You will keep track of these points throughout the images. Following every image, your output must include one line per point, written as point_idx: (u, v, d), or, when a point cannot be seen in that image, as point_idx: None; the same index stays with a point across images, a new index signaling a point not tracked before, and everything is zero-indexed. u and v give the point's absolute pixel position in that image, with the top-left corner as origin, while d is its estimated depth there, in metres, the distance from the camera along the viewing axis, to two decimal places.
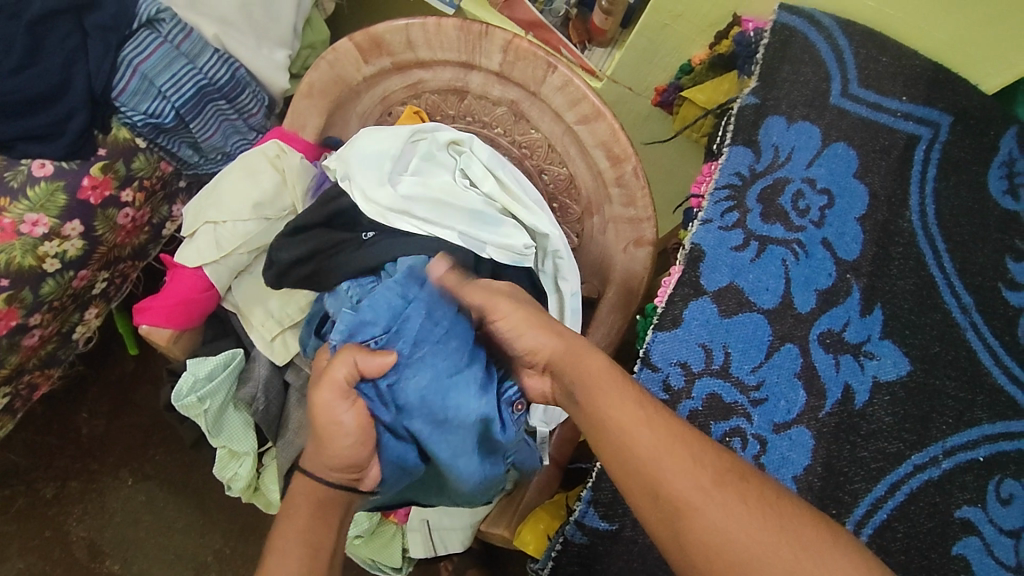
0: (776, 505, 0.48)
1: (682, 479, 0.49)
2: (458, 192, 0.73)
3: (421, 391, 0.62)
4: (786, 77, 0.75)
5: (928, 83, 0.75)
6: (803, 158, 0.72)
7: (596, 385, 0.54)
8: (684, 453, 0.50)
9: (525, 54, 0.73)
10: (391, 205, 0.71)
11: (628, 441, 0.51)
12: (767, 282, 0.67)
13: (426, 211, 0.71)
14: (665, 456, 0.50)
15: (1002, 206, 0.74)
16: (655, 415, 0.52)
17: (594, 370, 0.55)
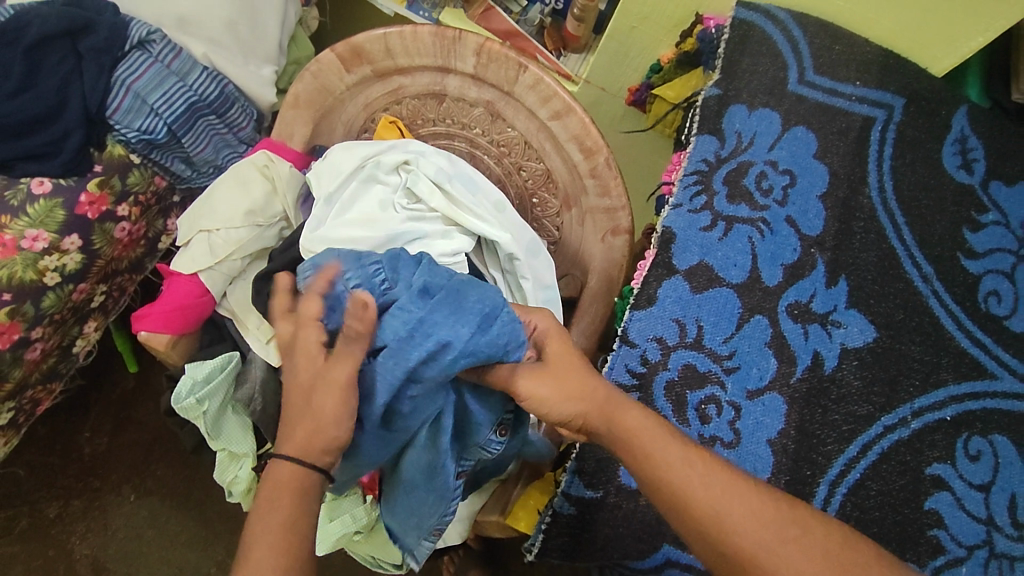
0: (838, 548, 0.52)
1: (748, 529, 0.52)
2: (382, 216, 0.76)
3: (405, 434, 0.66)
4: (746, 69, 0.80)
5: (879, 68, 0.79)
6: (764, 143, 0.76)
7: (644, 444, 0.56)
8: (746, 505, 0.53)
9: (497, 56, 0.78)
10: (312, 236, 0.74)
11: (690, 499, 0.54)
12: (735, 258, 0.70)
13: (346, 235, 0.75)
14: (729, 507, 0.53)
15: (957, 179, 0.78)
16: (709, 469, 0.55)
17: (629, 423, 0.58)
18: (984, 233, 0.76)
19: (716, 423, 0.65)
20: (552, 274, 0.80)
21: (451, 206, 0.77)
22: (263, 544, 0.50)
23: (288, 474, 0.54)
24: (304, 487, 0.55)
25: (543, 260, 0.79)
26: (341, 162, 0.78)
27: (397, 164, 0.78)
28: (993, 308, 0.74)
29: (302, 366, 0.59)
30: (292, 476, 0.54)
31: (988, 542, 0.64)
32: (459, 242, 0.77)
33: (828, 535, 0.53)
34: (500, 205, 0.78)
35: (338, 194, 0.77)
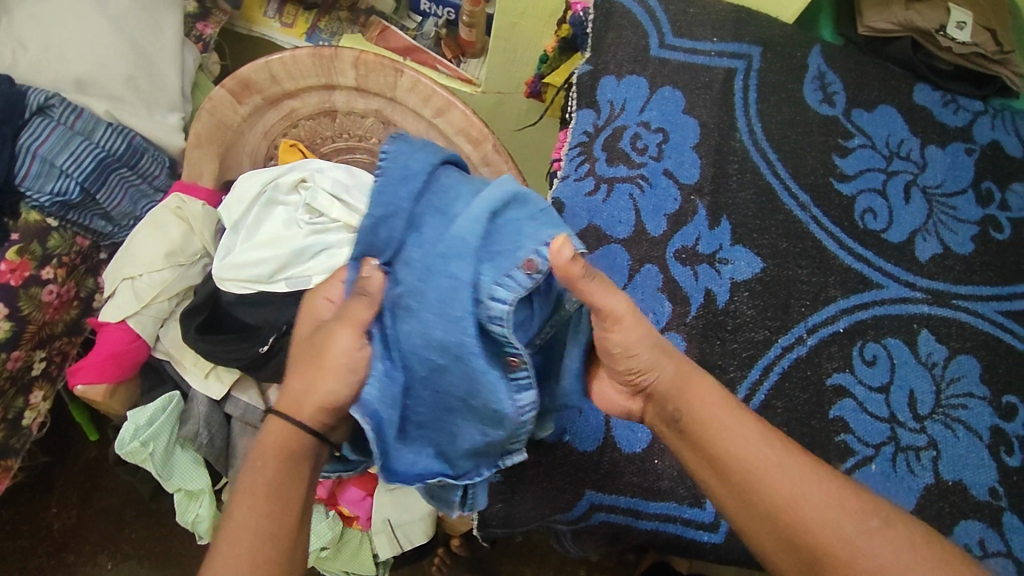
0: (918, 542, 0.48)
1: (825, 513, 0.49)
2: (286, 235, 0.79)
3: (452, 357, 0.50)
4: (612, 42, 0.85)
5: (732, 24, 0.86)
6: (635, 107, 0.80)
7: (719, 420, 0.52)
8: (828, 493, 0.49)
9: (373, 66, 0.82)
10: (224, 267, 0.78)
11: (761, 483, 0.50)
12: (620, 215, 0.74)
13: (254, 259, 0.77)
14: (804, 489, 0.50)
15: (820, 112, 0.85)
16: (785, 452, 0.51)
17: (704, 395, 0.53)
18: (852, 157, 0.83)
19: None
20: None
21: (353, 214, 0.79)
22: (246, 508, 0.52)
23: (280, 439, 0.55)
24: (291, 451, 0.55)
25: None
26: (241, 190, 0.81)
27: (295, 183, 0.81)
28: (870, 224, 0.79)
29: (309, 321, 0.59)
30: (285, 439, 0.55)
31: (893, 438, 0.69)
32: None
33: (912, 531, 0.49)
34: None
35: (243, 221, 0.80)
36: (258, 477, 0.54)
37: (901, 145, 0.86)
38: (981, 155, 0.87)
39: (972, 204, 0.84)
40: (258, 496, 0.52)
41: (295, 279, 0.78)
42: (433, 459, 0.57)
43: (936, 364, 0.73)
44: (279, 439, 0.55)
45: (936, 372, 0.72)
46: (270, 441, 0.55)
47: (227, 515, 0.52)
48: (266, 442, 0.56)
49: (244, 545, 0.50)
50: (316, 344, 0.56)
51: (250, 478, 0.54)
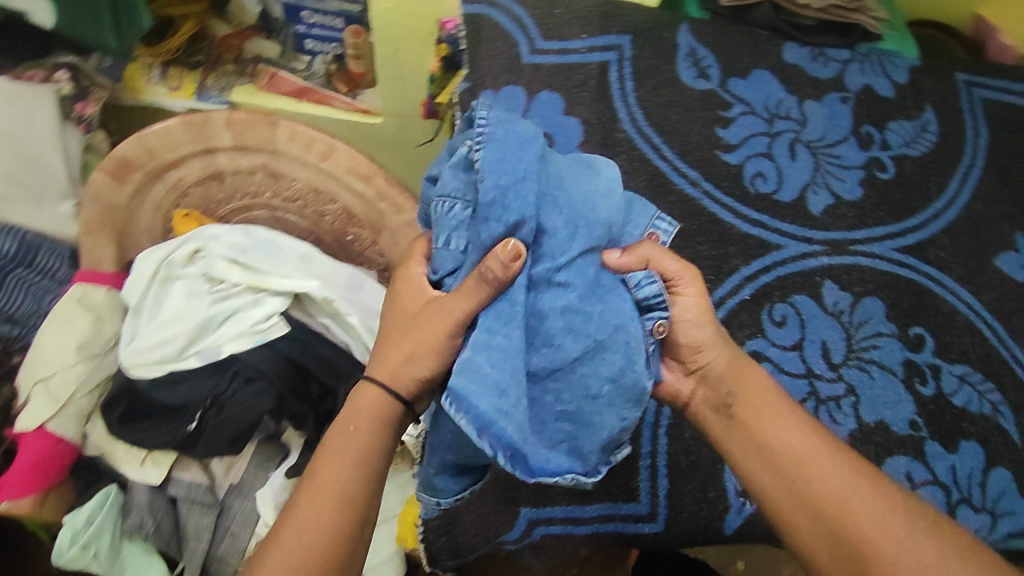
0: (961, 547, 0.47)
1: (873, 514, 0.48)
2: (189, 308, 0.76)
3: (597, 330, 0.49)
4: (486, 55, 0.84)
5: (598, 18, 0.88)
6: (516, 116, 0.81)
7: (767, 413, 0.53)
8: (876, 493, 0.49)
9: (247, 123, 0.80)
10: (129, 356, 0.74)
11: (808, 479, 0.50)
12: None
13: (161, 340, 0.75)
14: (853, 491, 0.49)
15: (697, 88, 0.87)
16: (837, 450, 0.51)
17: (749, 384, 0.54)
18: (734, 126, 0.85)
19: None
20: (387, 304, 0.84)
21: (254, 274, 0.78)
22: (330, 468, 0.53)
23: (372, 401, 0.55)
24: (381, 418, 0.55)
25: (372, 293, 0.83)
26: (137, 272, 0.78)
27: (190, 254, 0.79)
28: (762, 187, 0.82)
29: (411, 299, 0.56)
30: (378, 404, 0.55)
31: (813, 392, 0.71)
32: (273, 302, 0.77)
33: (959, 539, 0.48)
34: (304, 255, 0.80)
35: (144, 303, 0.78)
36: (352, 440, 0.54)
37: (779, 106, 0.88)
38: (856, 102, 0.91)
39: (855, 150, 0.87)
40: (348, 461, 0.53)
41: (207, 352, 0.76)
42: (565, 459, 0.52)
43: (844, 311, 0.75)
44: (373, 402, 0.55)
45: (845, 319, 0.75)
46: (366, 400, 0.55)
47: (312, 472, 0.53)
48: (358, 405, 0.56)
49: (327, 506, 0.52)
50: (412, 320, 0.55)
51: (339, 437, 0.54)
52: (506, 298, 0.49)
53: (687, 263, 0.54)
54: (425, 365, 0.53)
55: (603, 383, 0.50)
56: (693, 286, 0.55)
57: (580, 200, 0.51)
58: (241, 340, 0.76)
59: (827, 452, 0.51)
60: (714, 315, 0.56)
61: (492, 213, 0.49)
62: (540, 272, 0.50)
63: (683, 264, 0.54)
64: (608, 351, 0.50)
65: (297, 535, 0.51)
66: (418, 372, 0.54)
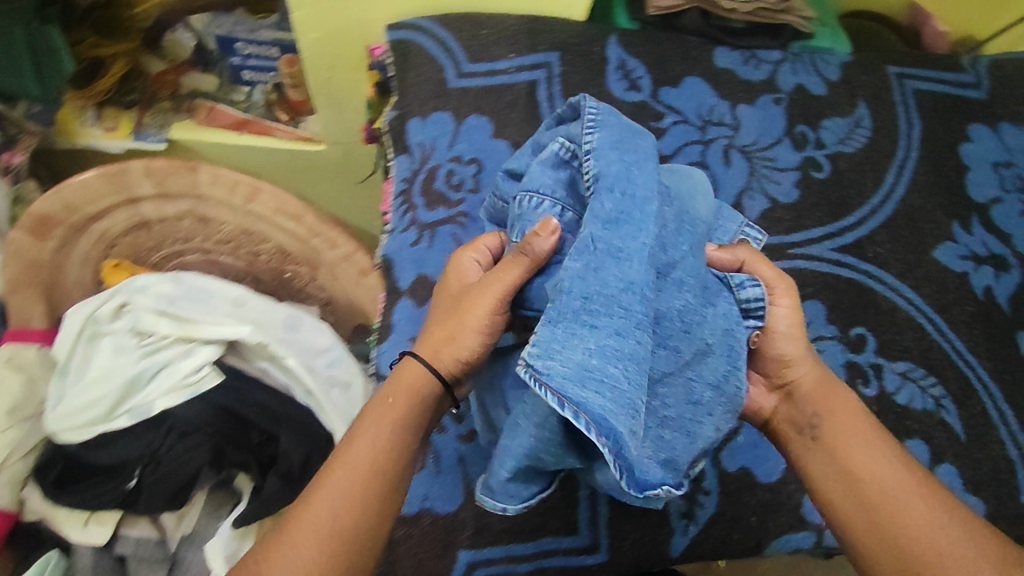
0: None
1: (956, 552, 0.51)
2: (116, 365, 0.75)
3: (703, 330, 0.53)
4: (413, 83, 0.84)
5: (526, 36, 0.86)
6: (444, 143, 0.80)
7: (856, 438, 0.57)
8: (963, 533, 0.51)
9: (167, 171, 0.78)
10: (54, 421, 0.73)
11: (891, 507, 0.53)
12: (445, 261, 0.73)
13: (87, 401, 0.73)
14: (939, 528, 0.52)
15: (629, 100, 0.87)
16: (926, 483, 0.54)
17: (836, 407, 0.60)
18: (668, 137, 0.86)
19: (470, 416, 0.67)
20: (331, 340, 0.83)
21: (183, 324, 0.78)
22: (368, 433, 0.54)
23: (413, 377, 0.57)
24: (421, 392, 0.57)
25: (311, 331, 0.82)
26: (62, 331, 0.77)
27: (116, 309, 0.78)
28: None
29: (456, 278, 0.62)
30: (417, 381, 0.57)
31: None
32: (204, 351, 0.77)
33: None
34: (237, 299, 0.81)
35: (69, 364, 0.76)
36: (386, 410, 0.56)
37: (712, 112, 0.88)
38: (789, 102, 0.90)
39: (790, 151, 0.87)
40: (383, 431, 0.54)
41: (136, 408, 0.75)
42: (660, 468, 0.51)
43: None
44: (413, 379, 0.57)
45: None
46: (407, 377, 0.57)
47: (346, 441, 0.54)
48: (399, 381, 0.58)
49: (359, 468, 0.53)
50: (456, 302, 0.59)
51: (377, 407, 0.56)
52: (630, 274, 0.49)
53: (780, 272, 0.59)
54: (468, 339, 0.57)
55: (704, 384, 0.54)
56: (787, 298, 0.60)
57: (686, 210, 0.56)
58: (172, 393, 0.75)
59: (915, 487, 0.54)
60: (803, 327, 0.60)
61: (614, 193, 0.52)
62: (662, 267, 0.52)
63: (778, 272, 0.59)
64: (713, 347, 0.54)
65: (328, 504, 0.51)
66: (463, 351, 0.57)
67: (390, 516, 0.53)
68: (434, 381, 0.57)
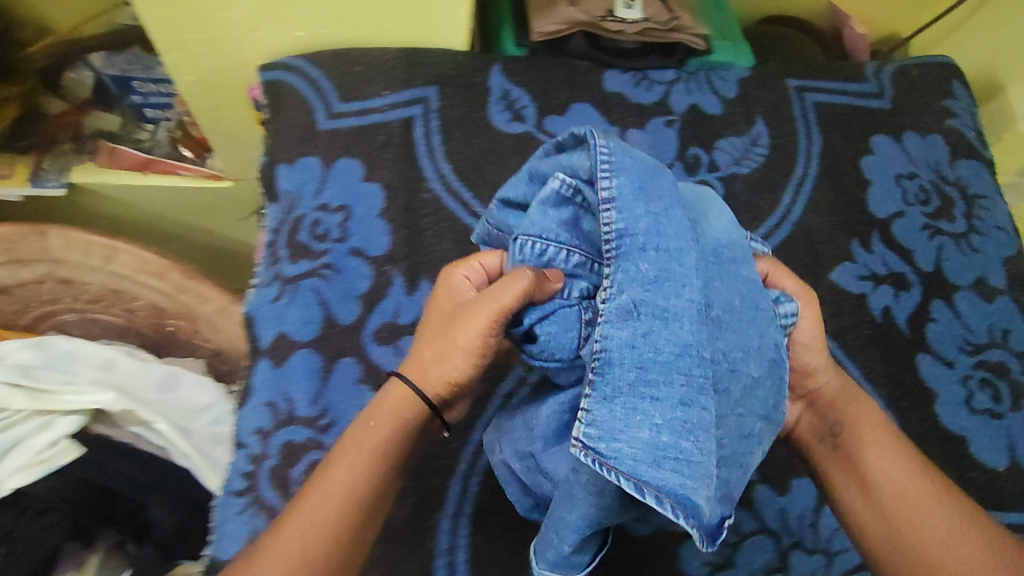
0: None
1: (968, 553, 0.54)
2: None
3: (760, 359, 0.49)
4: (282, 127, 0.81)
5: (402, 70, 0.83)
6: (311, 190, 0.76)
7: (878, 443, 0.59)
8: (977, 535, 0.54)
9: (17, 237, 0.76)
10: None
11: (911, 511, 0.56)
12: (305, 318, 0.70)
13: None
14: (952, 531, 0.55)
15: (512, 132, 0.83)
16: (942, 487, 0.57)
17: (858, 414, 0.61)
18: None
19: None
20: (215, 392, 0.84)
21: (39, 396, 0.75)
22: (339, 463, 0.55)
23: (399, 401, 0.57)
24: (403, 421, 0.57)
25: (190, 386, 0.83)
26: None
27: None
28: None
29: (446, 296, 0.60)
30: (403, 403, 0.57)
31: None
32: (63, 422, 0.75)
33: None
34: (105, 362, 0.81)
35: None
36: (367, 436, 0.56)
37: None
38: (682, 124, 0.87)
39: (681, 176, 0.85)
40: (365, 457, 0.55)
41: None
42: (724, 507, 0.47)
43: None
44: (403, 399, 0.57)
45: None
46: (397, 397, 0.58)
47: (326, 468, 0.55)
48: (384, 404, 0.58)
49: (337, 490, 0.54)
50: (452, 314, 0.58)
51: (361, 435, 0.56)
52: (680, 334, 0.44)
53: (803, 285, 0.60)
54: (461, 363, 0.56)
55: (759, 417, 0.50)
56: (810, 310, 0.59)
57: (707, 239, 0.50)
58: (23, 471, 0.72)
59: (930, 493, 0.56)
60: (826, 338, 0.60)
61: (646, 252, 0.46)
62: (713, 303, 0.47)
63: (801, 286, 0.59)
64: (773, 371, 0.50)
65: (301, 526, 0.52)
66: (452, 373, 0.57)
67: (366, 541, 0.55)
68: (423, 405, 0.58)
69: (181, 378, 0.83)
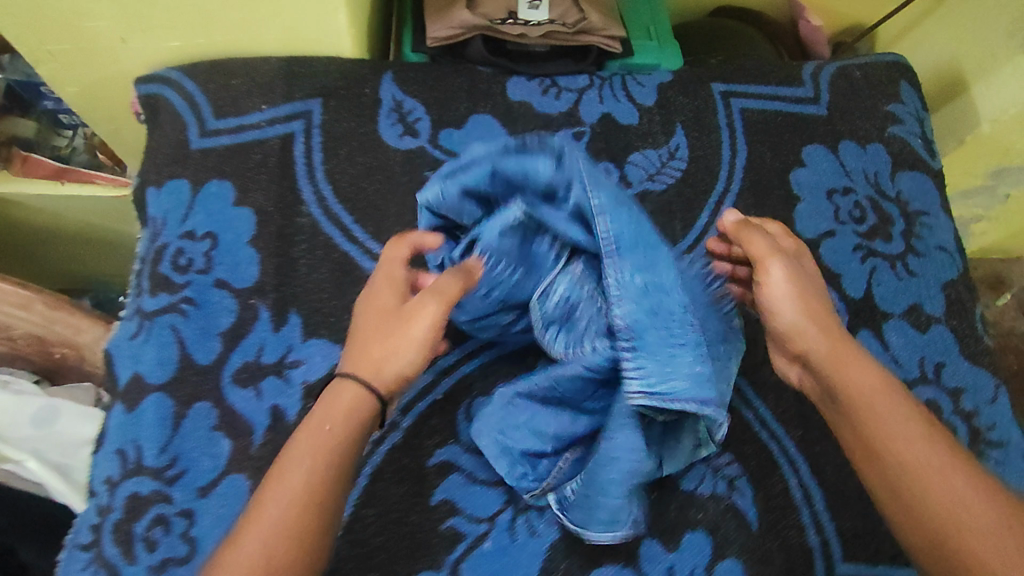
0: None
1: (987, 529, 0.48)
2: None
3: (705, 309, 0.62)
4: (153, 146, 0.75)
5: (282, 82, 0.76)
6: (177, 216, 0.71)
7: (882, 407, 0.53)
8: (997, 509, 0.48)
9: None
10: None
11: (917, 484, 0.51)
12: (160, 357, 0.66)
13: None
14: (968, 505, 0.49)
15: (403, 148, 0.77)
16: (955, 456, 0.51)
17: (856, 378, 0.55)
18: None
19: (168, 541, 0.60)
20: (91, 425, 0.79)
21: None
22: (298, 462, 0.51)
23: (349, 398, 0.55)
24: (356, 416, 0.54)
25: (64, 419, 0.78)
26: None
27: None
28: None
29: (384, 294, 0.59)
30: (353, 403, 0.55)
31: (509, 501, 0.66)
32: None
33: None
34: None
35: None
36: (318, 436, 0.53)
37: None
38: (592, 136, 0.80)
39: None
40: (311, 458, 0.51)
41: None
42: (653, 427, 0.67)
43: None
44: (354, 399, 0.55)
45: None
46: (346, 398, 0.55)
47: (280, 464, 0.52)
48: (333, 405, 0.54)
49: (294, 492, 0.50)
50: (394, 314, 0.57)
51: (311, 431, 0.53)
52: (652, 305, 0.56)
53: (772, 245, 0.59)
54: (395, 361, 0.56)
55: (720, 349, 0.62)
56: (778, 269, 0.58)
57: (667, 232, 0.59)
58: None
59: (943, 461, 0.51)
60: (807, 297, 0.58)
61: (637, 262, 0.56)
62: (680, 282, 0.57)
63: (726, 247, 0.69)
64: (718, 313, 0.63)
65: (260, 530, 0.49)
66: (399, 369, 0.56)
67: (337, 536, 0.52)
68: (373, 402, 0.55)
69: (54, 411, 0.78)
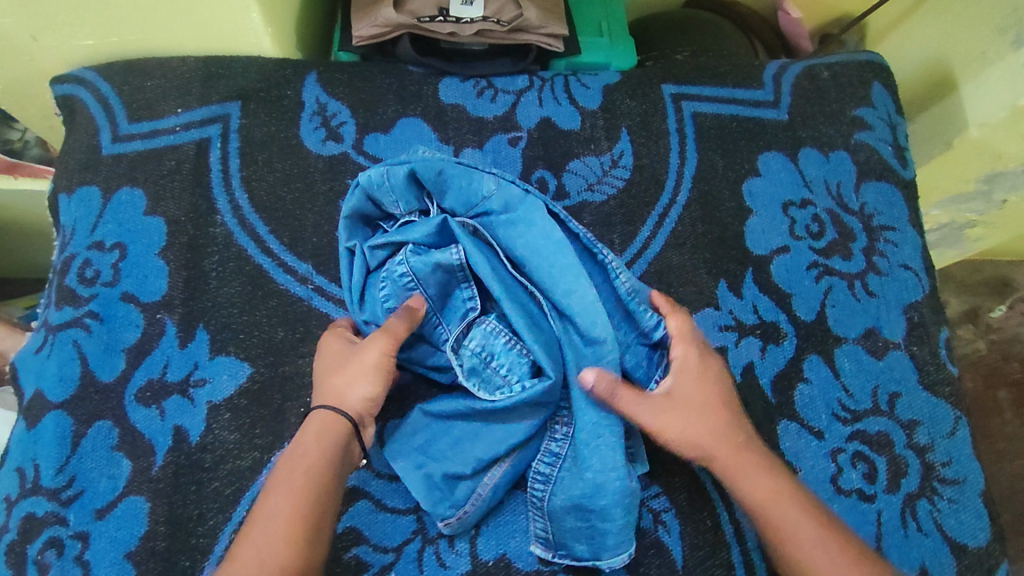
0: None
1: None
2: None
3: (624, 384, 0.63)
4: (66, 151, 0.72)
5: (199, 83, 0.73)
6: (87, 225, 0.69)
7: (783, 517, 0.54)
8: None
9: None
10: None
11: None
12: (61, 374, 0.64)
13: None
14: None
15: (325, 154, 0.73)
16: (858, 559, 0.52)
17: (751, 489, 0.55)
18: None
19: (60, 565, 0.58)
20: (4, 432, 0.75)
21: None
22: (280, 490, 0.51)
23: (321, 422, 0.55)
24: (329, 440, 0.54)
25: None
26: None
27: None
28: None
29: (336, 343, 0.61)
30: (325, 427, 0.55)
31: (419, 530, 0.62)
32: None
33: None
34: None
35: None
36: (300, 458, 0.53)
37: None
38: (529, 141, 0.75)
39: None
40: (301, 480, 0.51)
41: None
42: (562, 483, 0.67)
43: None
44: (323, 426, 0.55)
45: None
46: (315, 427, 0.55)
47: (264, 500, 0.51)
48: (306, 433, 0.55)
49: (281, 518, 0.49)
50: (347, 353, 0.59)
51: (292, 462, 0.53)
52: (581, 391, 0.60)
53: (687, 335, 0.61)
54: (362, 385, 0.57)
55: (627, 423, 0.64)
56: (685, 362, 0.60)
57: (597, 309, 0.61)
58: None
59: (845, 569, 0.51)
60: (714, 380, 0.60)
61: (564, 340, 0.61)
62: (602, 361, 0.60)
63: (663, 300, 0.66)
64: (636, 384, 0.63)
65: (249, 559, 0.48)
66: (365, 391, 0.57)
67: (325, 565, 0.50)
68: (344, 422, 0.55)
69: None
